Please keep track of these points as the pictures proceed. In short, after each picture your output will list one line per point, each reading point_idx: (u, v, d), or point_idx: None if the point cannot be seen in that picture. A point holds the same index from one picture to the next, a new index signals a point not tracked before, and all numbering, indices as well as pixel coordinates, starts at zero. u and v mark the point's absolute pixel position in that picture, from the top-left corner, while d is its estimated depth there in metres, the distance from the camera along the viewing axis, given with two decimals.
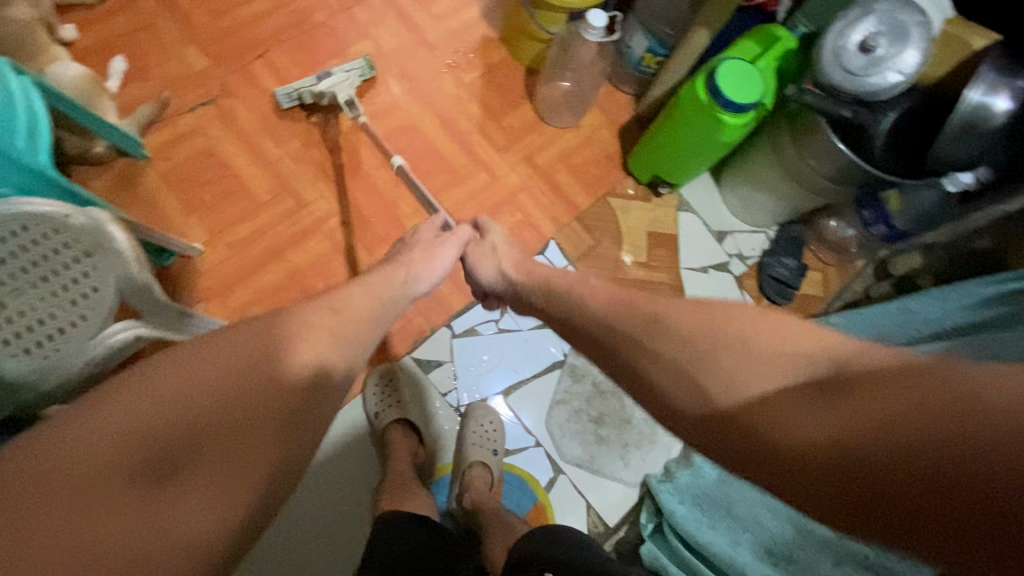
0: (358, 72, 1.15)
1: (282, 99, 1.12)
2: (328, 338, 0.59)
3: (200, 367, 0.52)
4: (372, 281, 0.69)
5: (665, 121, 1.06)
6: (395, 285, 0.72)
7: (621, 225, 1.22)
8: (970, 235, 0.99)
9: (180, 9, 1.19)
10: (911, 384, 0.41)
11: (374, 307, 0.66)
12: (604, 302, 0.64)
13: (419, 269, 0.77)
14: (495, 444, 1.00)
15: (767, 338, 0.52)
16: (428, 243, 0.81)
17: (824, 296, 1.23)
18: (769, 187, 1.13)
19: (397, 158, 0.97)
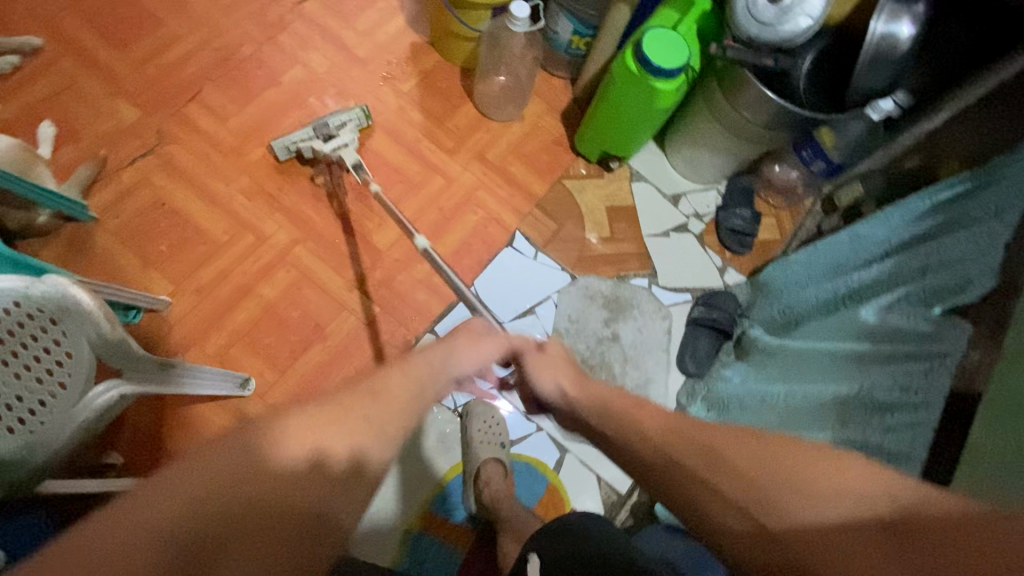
0: (355, 122, 1.13)
1: (280, 152, 1.11)
2: (360, 424, 0.52)
3: (233, 455, 0.45)
4: (413, 363, 0.59)
5: (604, 97, 1.09)
6: (434, 366, 0.61)
7: (580, 205, 1.25)
8: (900, 157, 1.10)
9: (102, 63, 1.16)
10: (966, 552, 0.42)
11: (409, 387, 0.57)
12: (665, 427, 0.59)
13: (462, 359, 0.64)
14: (501, 438, 1.02)
15: (815, 476, 0.50)
16: (474, 340, 0.66)
17: (782, 240, 1.29)
18: (711, 144, 1.18)
19: (420, 238, 0.91)
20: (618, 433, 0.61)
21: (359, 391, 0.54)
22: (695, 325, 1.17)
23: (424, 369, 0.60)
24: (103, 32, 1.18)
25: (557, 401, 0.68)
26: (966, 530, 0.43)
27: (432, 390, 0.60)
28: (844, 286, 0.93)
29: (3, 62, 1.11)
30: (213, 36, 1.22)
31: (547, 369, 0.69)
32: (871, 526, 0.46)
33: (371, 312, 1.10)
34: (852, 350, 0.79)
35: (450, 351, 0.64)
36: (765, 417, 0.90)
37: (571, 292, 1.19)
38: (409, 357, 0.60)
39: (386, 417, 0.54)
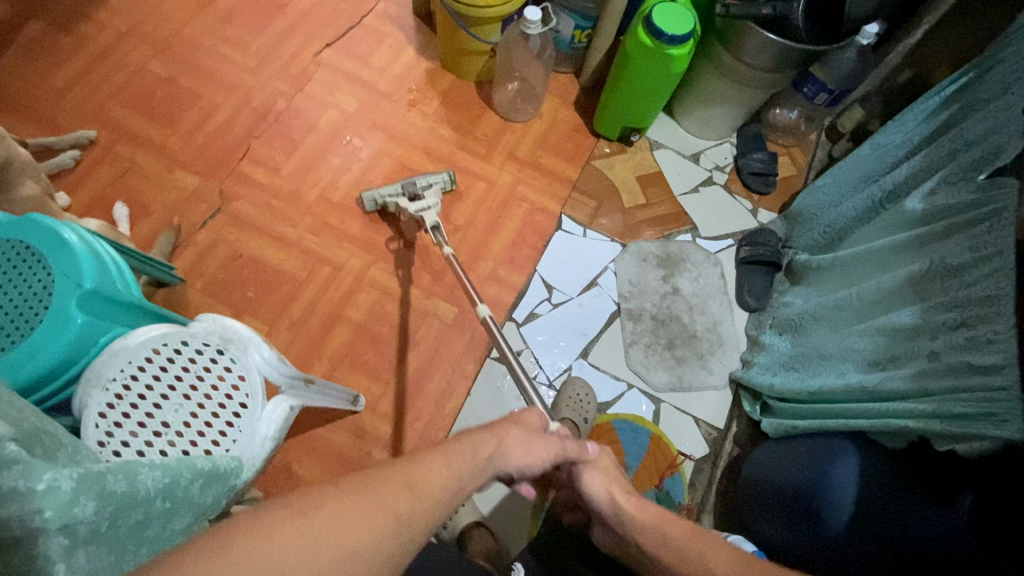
0: (440, 185, 1.21)
1: (366, 202, 1.19)
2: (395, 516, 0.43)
3: (272, 536, 0.37)
4: (454, 449, 0.53)
5: (621, 77, 1.20)
6: (484, 461, 0.55)
7: (612, 179, 1.35)
8: (892, 72, 1.21)
9: (154, 142, 1.25)
10: None
11: (452, 480, 0.50)
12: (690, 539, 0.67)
13: (513, 454, 0.59)
14: (588, 410, 1.08)
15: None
16: (528, 438, 0.62)
17: (800, 173, 1.39)
18: (721, 100, 1.29)
19: (482, 308, 0.89)
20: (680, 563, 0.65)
21: (397, 480, 0.45)
22: (746, 264, 1.27)
23: (466, 453, 0.54)
24: (148, 114, 1.27)
25: (605, 505, 0.73)
26: None
27: (470, 484, 0.52)
28: (880, 191, 1.02)
29: (66, 157, 1.18)
30: (247, 98, 1.31)
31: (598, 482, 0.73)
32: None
33: (451, 312, 1.18)
34: (908, 236, 0.88)
35: (502, 441, 0.59)
36: (841, 318, 0.97)
37: (626, 259, 1.27)
38: (456, 442, 0.54)
39: (431, 499, 0.46)
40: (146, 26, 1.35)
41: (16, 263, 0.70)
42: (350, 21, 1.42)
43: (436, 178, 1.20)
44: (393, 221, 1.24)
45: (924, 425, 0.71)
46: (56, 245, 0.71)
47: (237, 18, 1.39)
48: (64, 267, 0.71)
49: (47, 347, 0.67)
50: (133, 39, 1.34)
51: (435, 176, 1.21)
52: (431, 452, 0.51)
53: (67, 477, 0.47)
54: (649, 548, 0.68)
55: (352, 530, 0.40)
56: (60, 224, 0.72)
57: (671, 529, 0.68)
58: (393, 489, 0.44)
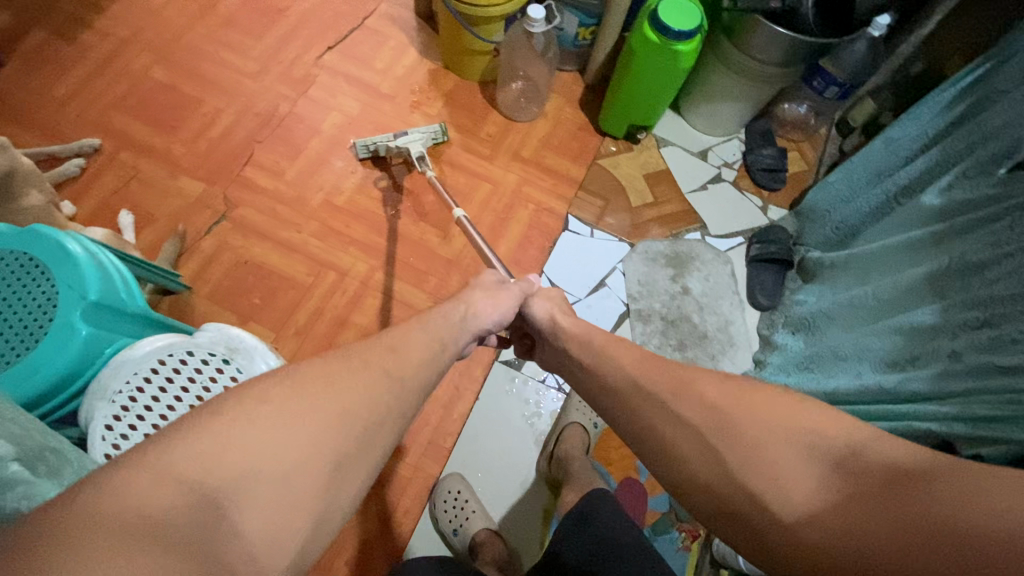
0: (432, 135, 1.25)
1: (359, 148, 1.23)
2: (377, 376, 0.52)
3: (261, 411, 0.44)
4: (434, 318, 0.66)
5: (626, 74, 1.18)
6: (461, 320, 0.69)
7: (619, 178, 1.33)
8: (905, 64, 1.16)
9: (157, 149, 1.24)
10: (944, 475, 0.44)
11: (429, 344, 0.61)
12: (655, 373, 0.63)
13: (485, 308, 0.74)
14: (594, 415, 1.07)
15: (779, 416, 0.53)
16: (493, 294, 0.76)
17: (810, 169, 1.38)
18: (729, 97, 1.27)
19: (457, 211, 1.03)
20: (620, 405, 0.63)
21: (379, 346, 0.56)
22: (758, 263, 1.24)
23: (445, 317, 0.67)
24: (151, 121, 1.27)
25: (546, 324, 0.80)
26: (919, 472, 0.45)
27: (451, 333, 0.66)
28: (894, 186, 1.00)
29: (70, 165, 1.18)
30: (249, 103, 1.31)
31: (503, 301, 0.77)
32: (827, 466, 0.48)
33: None
34: (924, 234, 0.86)
35: (469, 304, 0.73)
36: (856, 317, 0.95)
37: (635, 258, 1.25)
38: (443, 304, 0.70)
39: (413, 356, 0.58)
40: (147, 33, 1.35)
41: (18, 275, 0.69)
42: (351, 23, 1.41)
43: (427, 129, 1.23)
44: (386, 167, 1.28)
45: (945, 427, 0.67)
46: (60, 257, 0.71)
47: (238, 24, 1.38)
48: (68, 279, 0.70)
49: (51, 361, 0.67)
50: (135, 46, 1.33)
51: (426, 127, 1.24)
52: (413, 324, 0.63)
53: (67, 493, 0.46)
54: (575, 351, 0.73)
55: (343, 392, 0.49)
56: (63, 234, 0.71)
57: (613, 350, 0.69)
58: (378, 350, 0.55)
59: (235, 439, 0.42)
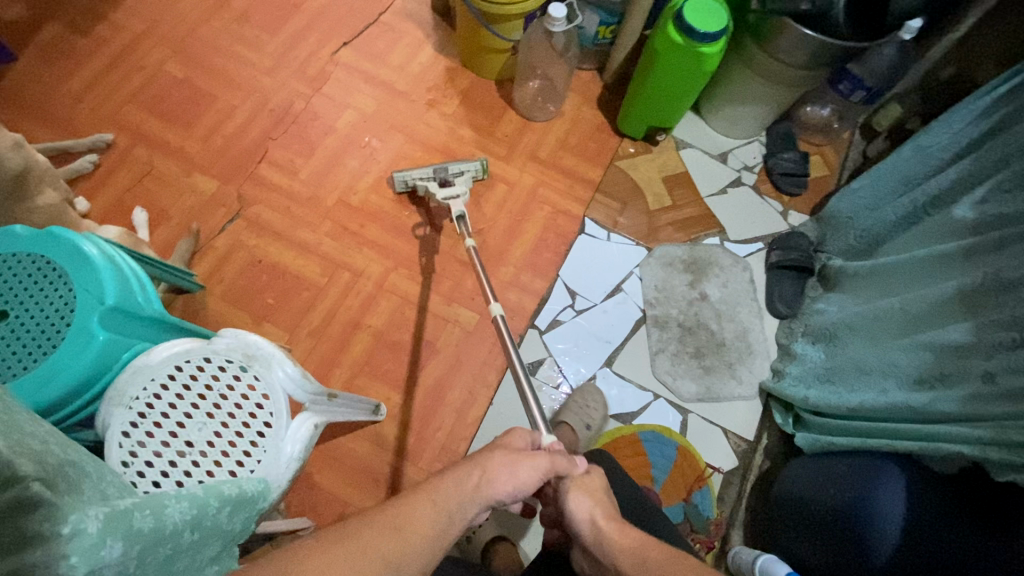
0: (473, 173, 1.21)
1: (398, 183, 1.19)
2: (379, 566, 0.47)
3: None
4: (442, 489, 0.56)
5: (648, 76, 1.15)
6: (468, 500, 0.57)
7: (637, 180, 1.31)
8: (935, 67, 1.15)
9: (172, 145, 1.23)
10: None
11: (440, 520, 0.54)
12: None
13: (498, 480, 0.61)
14: (591, 420, 1.04)
15: None
16: (514, 464, 0.62)
17: (832, 173, 1.34)
18: (751, 99, 1.25)
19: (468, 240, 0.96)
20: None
21: (384, 524, 0.50)
22: (778, 269, 1.22)
23: (451, 489, 0.57)
24: (165, 117, 1.26)
25: (587, 533, 0.65)
26: None
27: (460, 513, 0.56)
28: (922, 196, 0.98)
29: (85, 161, 1.17)
30: (264, 99, 1.29)
31: (581, 491, 0.68)
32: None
33: (473, 319, 1.16)
34: (956, 247, 0.83)
35: (486, 469, 0.61)
36: (880, 330, 0.93)
37: (652, 263, 1.23)
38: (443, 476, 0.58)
39: (416, 542, 0.51)
40: (162, 26, 1.33)
41: (36, 279, 0.69)
42: (367, 19, 1.39)
43: (466, 165, 1.20)
44: (422, 204, 1.24)
45: (979, 452, 0.67)
46: (78, 261, 0.70)
47: (253, 17, 1.37)
48: (86, 283, 0.69)
49: (70, 366, 0.67)
50: (149, 40, 1.32)
51: (467, 164, 1.21)
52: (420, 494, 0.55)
53: (93, 518, 0.43)
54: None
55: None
56: (81, 239, 0.71)
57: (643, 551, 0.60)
58: (376, 531, 0.49)
59: None
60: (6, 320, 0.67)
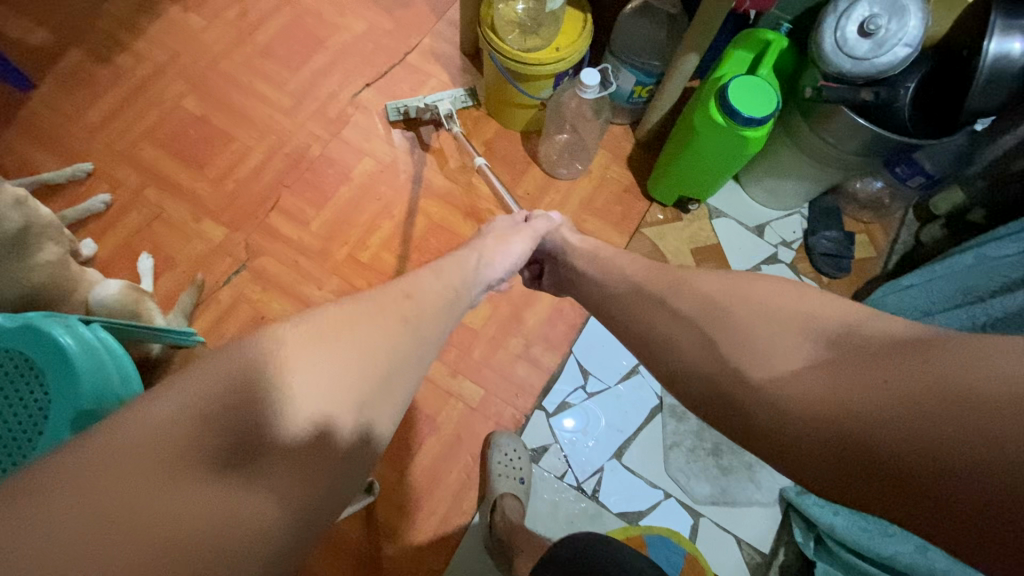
0: (459, 98, 1.29)
1: (391, 112, 1.26)
2: (397, 318, 0.57)
3: (312, 329, 0.52)
4: (457, 262, 0.73)
5: (684, 148, 1.07)
6: (478, 263, 0.75)
7: (664, 251, 1.23)
8: (1005, 158, 1.03)
9: (183, 187, 1.20)
10: (917, 359, 0.45)
11: (459, 277, 0.70)
12: (639, 268, 0.73)
13: (505, 246, 0.82)
14: (521, 472, 1.02)
15: (775, 306, 0.58)
16: (511, 232, 0.85)
17: (879, 256, 1.23)
18: (795, 174, 1.15)
19: (479, 159, 1.18)
20: (598, 275, 0.77)
21: (395, 291, 0.60)
22: None
23: (471, 256, 0.75)
24: (179, 156, 1.22)
25: (558, 247, 0.86)
26: (911, 350, 0.46)
27: (479, 278, 0.74)
28: (984, 315, 0.87)
29: (95, 202, 1.15)
30: (280, 142, 1.25)
31: (503, 247, 0.82)
32: (819, 344, 0.52)
33: (477, 394, 1.10)
34: None
35: (491, 242, 0.83)
36: None
37: None
38: (453, 257, 0.74)
39: (450, 279, 0.68)
40: (183, 59, 1.30)
41: (13, 374, 0.66)
42: (392, 58, 1.34)
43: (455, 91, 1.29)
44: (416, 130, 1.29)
45: None
46: (53, 358, 0.66)
47: (275, 52, 1.32)
48: (60, 387, 0.65)
49: (34, 478, 0.65)
50: (169, 73, 1.28)
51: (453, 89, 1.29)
52: (428, 271, 0.68)
53: None
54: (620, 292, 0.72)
55: (371, 335, 0.54)
56: (60, 330, 0.66)
57: (614, 258, 0.78)
58: (393, 296, 0.60)
59: (279, 358, 0.49)
60: None
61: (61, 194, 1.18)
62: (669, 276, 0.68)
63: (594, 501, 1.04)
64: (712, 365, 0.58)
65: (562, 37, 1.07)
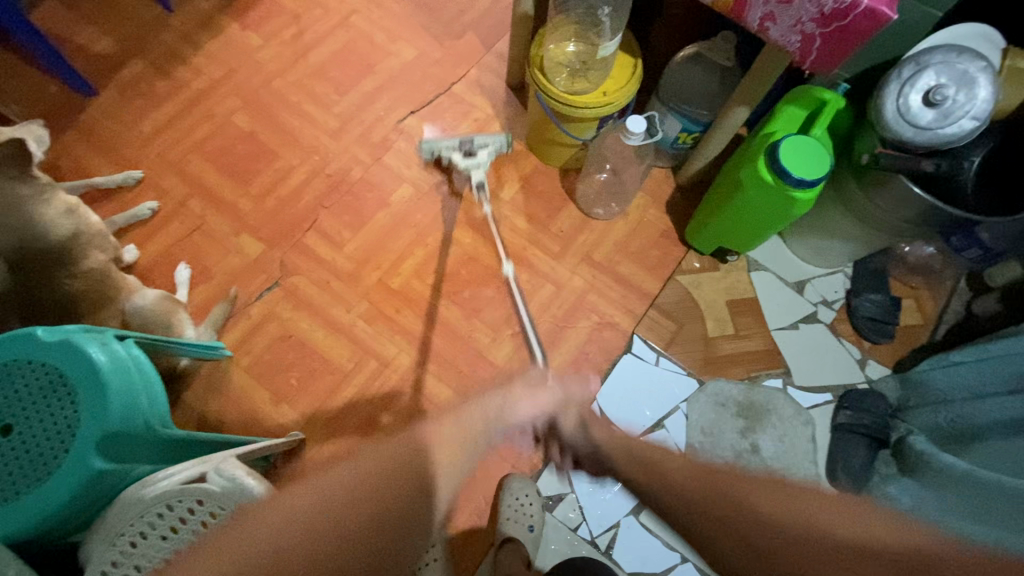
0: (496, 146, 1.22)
1: (422, 151, 1.22)
2: (424, 454, 0.57)
3: (319, 485, 0.53)
4: (465, 413, 0.63)
5: (727, 202, 1.05)
6: (491, 424, 0.64)
7: (698, 301, 1.19)
8: None
9: (226, 201, 1.22)
10: (873, 562, 0.50)
11: (457, 438, 0.60)
12: (691, 478, 0.58)
13: (519, 404, 0.66)
14: (532, 519, 0.99)
15: (768, 500, 0.55)
16: (530, 395, 0.67)
17: (925, 324, 1.18)
18: (842, 234, 1.12)
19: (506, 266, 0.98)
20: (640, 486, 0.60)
21: (408, 445, 0.57)
22: (845, 433, 1.08)
23: (480, 412, 0.63)
24: (225, 170, 1.25)
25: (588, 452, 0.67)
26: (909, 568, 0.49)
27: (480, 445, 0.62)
28: None
29: (143, 208, 1.19)
30: (324, 163, 1.27)
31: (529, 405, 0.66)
32: None
33: (494, 434, 1.08)
34: None
35: (508, 394, 0.66)
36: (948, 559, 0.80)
37: (702, 400, 1.12)
38: (467, 405, 0.64)
39: (453, 454, 0.59)
40: (238, 76, 1.34)
41: (46, 392, 0.66)
42: (439, 90, 1.37)
43: (491, 137, 1.20)
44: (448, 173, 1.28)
45: None
46: (85, 374, 0.66)
47: (326, 75, 1.36)
48: (90, 405, 0.66)
49: (58, 496, 0.63)
50: (223, 88, 1.32)
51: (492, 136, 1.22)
52: (447, 422, 0.61)
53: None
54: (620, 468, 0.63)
55: (371, 478, 0.54)
56: (88, 345, 0.67)
57: (664, 468, 0.60)
58: (402, 450, 0.57)
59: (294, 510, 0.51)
60: (10, 433, 0.65)
61: (109, 200, 1.21)
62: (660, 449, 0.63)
63: (607, 558, 1.00)
64: (689, 498, 0.57)
65: (611, 82, 1.06)
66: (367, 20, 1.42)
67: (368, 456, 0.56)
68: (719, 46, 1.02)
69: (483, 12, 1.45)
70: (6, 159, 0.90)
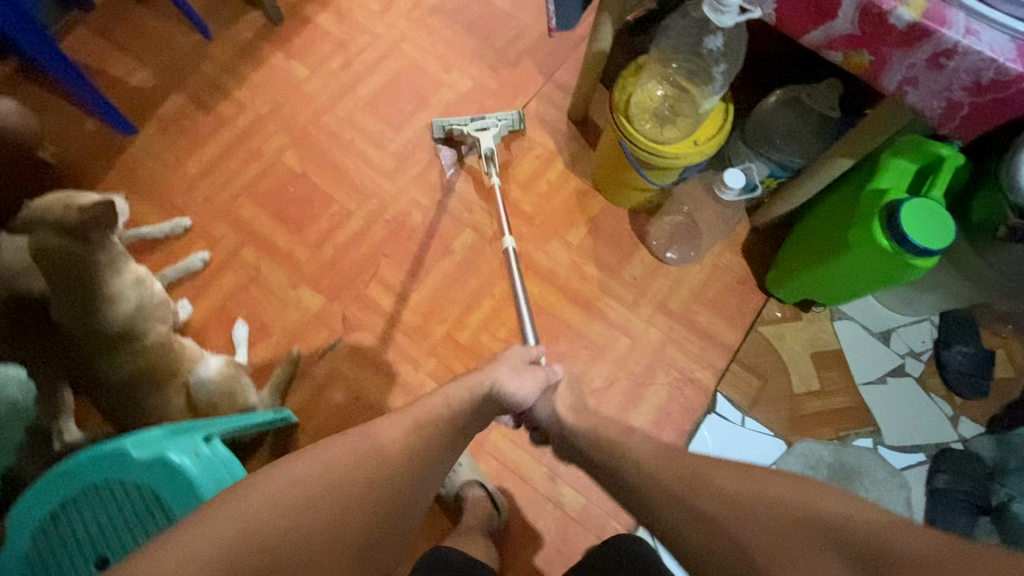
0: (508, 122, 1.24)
1: (436, 128, 1.22)
2: (407, 430, 0.63)
3: (295, 467, 0.56)
4: (462, 381, 0.72)
5: (827, 258, 0.99)
6: (477, 393, 0.70)
7: (782, 354, 1.14)
8: None
9: (281, 250, 1.16)
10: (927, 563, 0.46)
11: (450, 412, 0.67)
12: (654, 456, 0.64)
13: (508, 383, 0.72)
14: None
15: (744, 486, 0.57)
16: (517, 371, 0.75)
17: (1018, 376, 1.13)
18: (940, 286, 1.07)
19: (508, 239, 1.07)
20: (611, 456, 0.67)
21: (407, 421, 0.64)
22: (941, 499, 1.04)
23: (465, 396, 0.69)
24: (277, 215, 1.18)
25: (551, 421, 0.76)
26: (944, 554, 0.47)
27: (468, 416, 0.68)
28: None
29: (195, 260, 1.12)
30: (381, 207, 1.20)
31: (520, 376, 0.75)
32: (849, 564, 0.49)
33: (576, 503, 1.03)
34: None
35: (495, 378, 0.73)
36: None
37: (791, 463, 1.07)
38: (460, 378, 0.72)
39: (433, 421, 0.65)
40: (285, 110, 1.26)
41: (140, 513, 0.62)
42: None
43: (504, 115, 1.23)
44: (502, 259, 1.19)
45: None
46: (183, 494, 0.61)
47: (378, 109, 1.27)
48: None
49: None
50: (271, 124, 1.24)
51: (504, 113, 1.24)
52: (432, 397, 0.70)
53: None
54: (590, 450, 0.70)
55: (344, 463, 0.58)
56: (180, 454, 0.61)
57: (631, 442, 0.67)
58: (373, 436, 0.62)
59: (271, 487, 0.53)
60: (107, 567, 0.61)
61: (158, 250, 1.14)
62: (682, 466, 0.61)
63: None
64: (683, 516, 0.58)
65: (701, 130, 0.98)
66: (418, 47, 1.33)
67: (346, 441, 0.60)
68: (823, 93, 0.95)
69: (539, 36, 1.36)
70: (88, 223, 0.82)
